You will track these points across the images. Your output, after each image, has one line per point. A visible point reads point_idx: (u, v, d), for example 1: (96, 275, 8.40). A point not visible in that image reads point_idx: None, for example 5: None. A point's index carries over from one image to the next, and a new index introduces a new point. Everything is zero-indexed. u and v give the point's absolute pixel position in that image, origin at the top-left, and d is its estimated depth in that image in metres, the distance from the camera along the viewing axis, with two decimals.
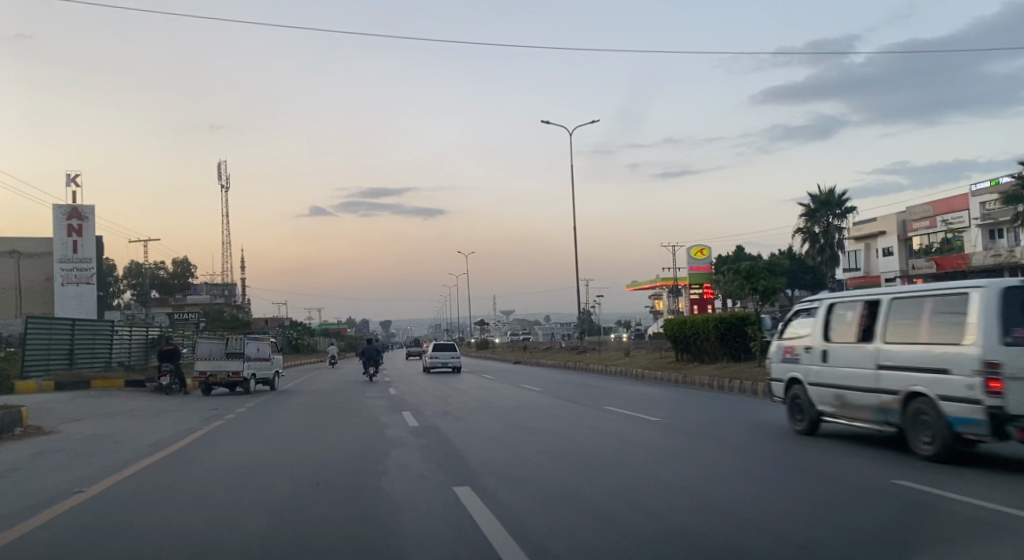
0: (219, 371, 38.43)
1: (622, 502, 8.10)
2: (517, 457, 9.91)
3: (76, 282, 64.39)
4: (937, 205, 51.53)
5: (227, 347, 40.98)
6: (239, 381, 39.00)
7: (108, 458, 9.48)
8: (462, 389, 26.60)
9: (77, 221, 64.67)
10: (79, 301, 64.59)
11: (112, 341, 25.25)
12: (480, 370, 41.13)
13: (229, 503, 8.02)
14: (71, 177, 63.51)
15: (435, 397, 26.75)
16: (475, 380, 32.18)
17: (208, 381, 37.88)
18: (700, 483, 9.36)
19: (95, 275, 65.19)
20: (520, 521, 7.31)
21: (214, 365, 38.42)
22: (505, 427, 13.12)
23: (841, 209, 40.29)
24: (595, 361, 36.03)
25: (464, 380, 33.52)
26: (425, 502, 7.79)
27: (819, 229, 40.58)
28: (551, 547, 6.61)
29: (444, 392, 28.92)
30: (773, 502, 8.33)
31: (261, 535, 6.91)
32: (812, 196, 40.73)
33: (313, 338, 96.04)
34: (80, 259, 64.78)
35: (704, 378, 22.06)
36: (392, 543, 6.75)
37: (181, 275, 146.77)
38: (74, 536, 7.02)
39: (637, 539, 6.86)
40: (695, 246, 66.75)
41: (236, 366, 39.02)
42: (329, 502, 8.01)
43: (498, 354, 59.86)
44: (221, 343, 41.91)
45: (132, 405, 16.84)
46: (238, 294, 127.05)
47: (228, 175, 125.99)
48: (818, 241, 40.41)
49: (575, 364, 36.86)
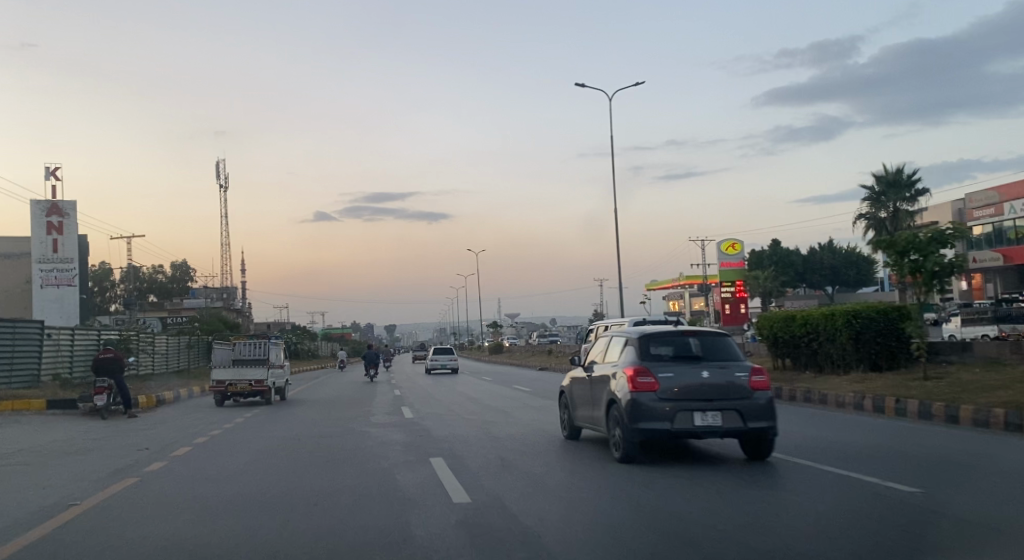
0: (240, 381, 38.47)
1: (611, 502, 7.92)
2: (508, 457, 9.70)
3: (56, 283, 59.65)
4: (1003, 191, 46.55)
5: (239, 353, 40.44)
6: (260, 390, 39.05)
7: (76, 471, 8.13)
8: (489, 405, 22.30)
9: (57, 218, 60.06)
10: (59, 304, 59.84)
11: (43, 349, 20.55)
12: (501, 379, 36.68)
13: (225, 500, 7.63)
14: (52, 170, 58.93)
15: (457, 412, 22.47)
16: (501, 391, 27.82)
17: (229, 392, 37.92)
18: (700, 489, 8.85)
19: (78, 276, 60.46)
20: (522, 513, 7.00)
21: (235, 374, 38.53)
22: (499, 430, 12.37)
23: (911, 191, 35.17)
24: None
25: (488, 391, 29.13)
26: (423, 497, 7.43)
27: (886, 214, 35.60)
28: (560, 545, 6.21)
29: (467, 407, 24.58)
30: (794, 520, 7.55)
31: (259, 538, 6.48)
32: (876, 176, 35.65)
33: (315, 343, 90.98)
34: (61, 259, 60.03)
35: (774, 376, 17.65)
36: (396, 538, 6.30)
37: (180, 280, 141.99)
38: (61, 538, 6.43)
39: (643, 544, 6.46)
40: (726, 242, 61.97)
41: (258, 374, 38.96)
42: (323, 496, 7.76)
43: (516, 359, 55.54)
44: (230, 348, 41.11)
45: (67, 426, 13.28)
46: (238, 299, 121.83)
47: (228, 173, 121.34)
48: (885, 228, 35.45)
49: None
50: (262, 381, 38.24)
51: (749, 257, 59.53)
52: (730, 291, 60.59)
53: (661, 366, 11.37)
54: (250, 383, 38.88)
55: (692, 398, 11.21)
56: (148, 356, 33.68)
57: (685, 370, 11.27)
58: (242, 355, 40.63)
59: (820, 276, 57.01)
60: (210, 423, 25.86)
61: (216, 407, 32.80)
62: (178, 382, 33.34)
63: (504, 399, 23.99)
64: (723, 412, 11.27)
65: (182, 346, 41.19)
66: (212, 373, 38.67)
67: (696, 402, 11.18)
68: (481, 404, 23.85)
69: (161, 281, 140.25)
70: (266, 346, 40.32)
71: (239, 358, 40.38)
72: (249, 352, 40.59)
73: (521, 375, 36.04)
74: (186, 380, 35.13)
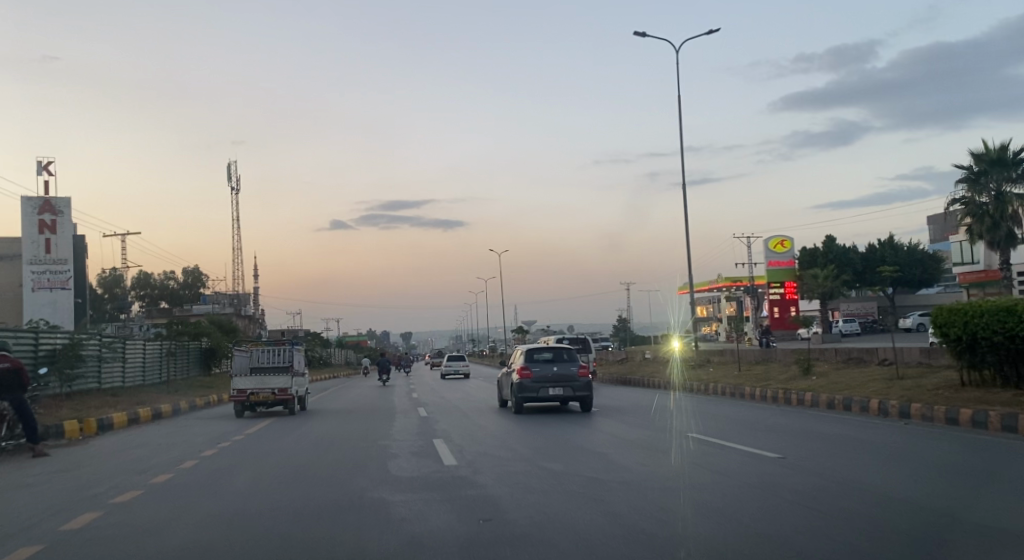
0: (262, 388, 35.54)
1: None
2: (548, 494, 7.68)
3: (50, 286, 55.35)
4: None
5: (258, 360, 37.42)
6: (284, 399, 36.15)
7: None
8: (541, 431, 17.91)
9: (50, 216, 55.85)
10: (52, 309, 55.60)
11: None
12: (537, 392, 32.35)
13: None
14: (45, 164, 54.76)
15: (503, 433, 18.08)
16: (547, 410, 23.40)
17: (253, 400, 35.07)
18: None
19: (72, 279, 56.21)
20: None
21: (259, 382, 35.70)
22: (534, 457, 9.95)
23: (1019, 170, 29.95)
24: (676, 372, 27.61)
25: (530, 407, 24.81)
26: None
27: (988, 198, 30.47)
28: None
29: (512, 428, 20.16)
30: None
31: None
32: (975, 154, 30.48)
33: (328, 351, 86.34)
34: (54, 261, 55.70)
35: (930, 382, 13.66)
36: None
37: (193, 287, 137.39)
38: None
39: None
40: (773, 240, 57.34)
41: (282, 381, 36.10)
42: None
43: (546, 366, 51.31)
44: (248, 356, 38.06)
45: None
46: (252, 305, 117.26)
47: (239, 175, 116.78)
48: (986, 214, 30.35)
49: (629, 379, 28.36)
50: (284, 389, 35.23)
51: (802, 255, 54.53)
52: (779, 293, 56.17)
53: (536, 366, 24.73)
54: (274, 391, 35.98)
55: (553, 382, 24.44)
56: (118, 371, 29.43)
57: (546, 367, 24.86)
58: (262, 362, 37.68)
59: (880, 274, 52.02)
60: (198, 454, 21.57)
61: (215, 423, 28.59)
62: (169, 398, 29.23)
63: (558, 424, 19.61)
64: (564, 387, 24.66)
65: (183, 356, 37.18)
66: (234, 382, 35.76)
67: (552, 380, 24.40)
68: (531, 428, 19.47)
69: (172, 288, 136.31)
70: (288, 352, 37.44)
71: (259, 366, 37.44)
72: (269, 359, 37.66)
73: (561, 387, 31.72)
74: (181, 395, 31.04)
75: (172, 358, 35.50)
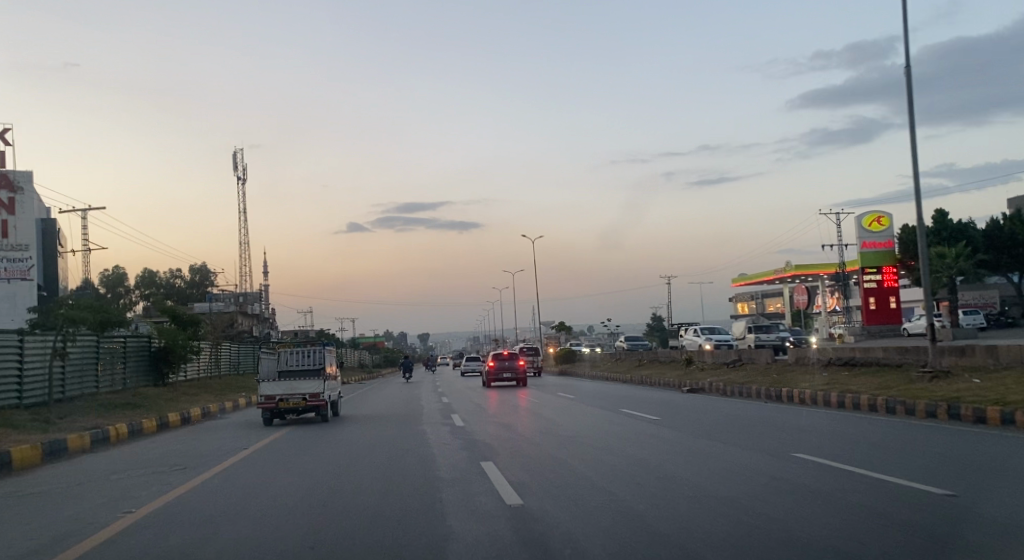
0: (291, 393, 29.34)
1: None
2: None
3: (7, 276, 46.63)
4: None
5: (288, 361, 31.14)
6: (317, 404, 29.91)
7: None
8: (715, 514, 11.52)
9: (8, 194, 47.07)
10: (10, 304, 46.82)
11: None
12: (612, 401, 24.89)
13: None
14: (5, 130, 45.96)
15: (652, 523, 11.70)
16: (674, 435, 16.66)
17: (283, 405, 28.91)
18: None
19: (35, 267, 47.46)
20: None
21: (287, 385, 29.51)
22: None
23: None
24: (843, 379, 18.49)
25: (644, 428, 18.01)
26: None
27: None
28: None
29: (646, 479, 13.64)
30: None
31: None
32: None
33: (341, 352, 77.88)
34: (13, 247, 47.02)
35: None
36: None
37: (200, 285, 128.89)
38: None
39: None
40: (868, 216, 48.83)
41: (315, 384, 29.84)
42: None
43: (602, 362, 42.59)
44: (276, 358, 31.77)
45: None
46: (261, 304, 108.97)
47: (245, 162, 108.02)
48: None
49: (767, 390, 19.20)
50: (316, 393, 29.10)
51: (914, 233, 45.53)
52: (875, 281, 48.60)
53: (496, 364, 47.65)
54: (305, 396, 29.77)
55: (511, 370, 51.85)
56: None
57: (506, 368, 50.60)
58: (291, 364, 31.40)
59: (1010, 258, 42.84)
60: (205, 511, 15.45)
61: (226, 459, 22.22)
62: (55, 428, 21.40)
63: (724, 488, 13.11)
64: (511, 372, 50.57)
65: (121, 360, 28.46)
66: (259, 386, 29.66)
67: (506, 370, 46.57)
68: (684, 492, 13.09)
69: (178, 286, 127.32)
70: (319, 352, 31.19)
71: (287, 368, 31.16)
72: (300, 361, 31.32)
73: (650, 391, 23.85)
74: (68, 423, 22.10)
75: (118, 364, 28.20)
